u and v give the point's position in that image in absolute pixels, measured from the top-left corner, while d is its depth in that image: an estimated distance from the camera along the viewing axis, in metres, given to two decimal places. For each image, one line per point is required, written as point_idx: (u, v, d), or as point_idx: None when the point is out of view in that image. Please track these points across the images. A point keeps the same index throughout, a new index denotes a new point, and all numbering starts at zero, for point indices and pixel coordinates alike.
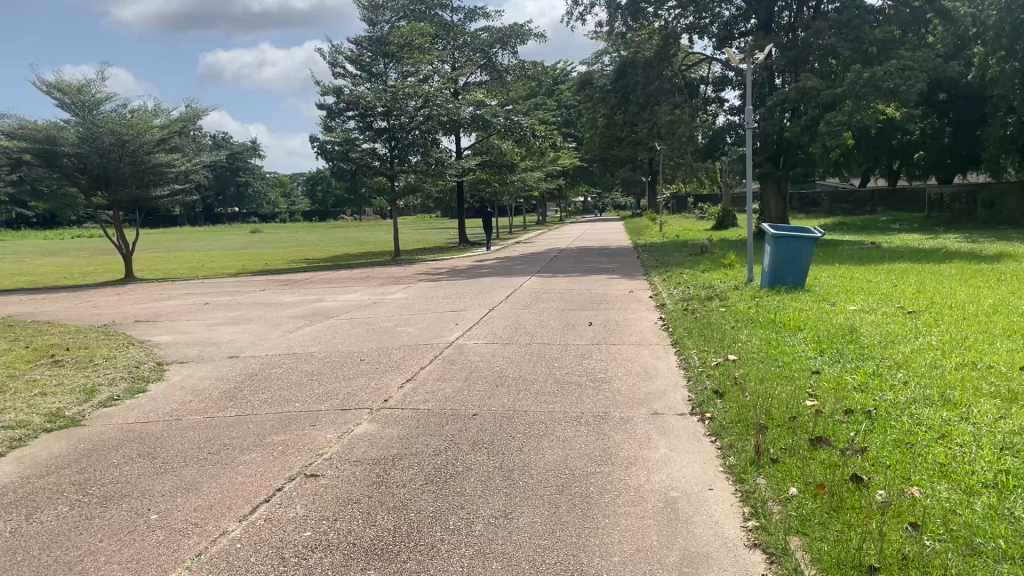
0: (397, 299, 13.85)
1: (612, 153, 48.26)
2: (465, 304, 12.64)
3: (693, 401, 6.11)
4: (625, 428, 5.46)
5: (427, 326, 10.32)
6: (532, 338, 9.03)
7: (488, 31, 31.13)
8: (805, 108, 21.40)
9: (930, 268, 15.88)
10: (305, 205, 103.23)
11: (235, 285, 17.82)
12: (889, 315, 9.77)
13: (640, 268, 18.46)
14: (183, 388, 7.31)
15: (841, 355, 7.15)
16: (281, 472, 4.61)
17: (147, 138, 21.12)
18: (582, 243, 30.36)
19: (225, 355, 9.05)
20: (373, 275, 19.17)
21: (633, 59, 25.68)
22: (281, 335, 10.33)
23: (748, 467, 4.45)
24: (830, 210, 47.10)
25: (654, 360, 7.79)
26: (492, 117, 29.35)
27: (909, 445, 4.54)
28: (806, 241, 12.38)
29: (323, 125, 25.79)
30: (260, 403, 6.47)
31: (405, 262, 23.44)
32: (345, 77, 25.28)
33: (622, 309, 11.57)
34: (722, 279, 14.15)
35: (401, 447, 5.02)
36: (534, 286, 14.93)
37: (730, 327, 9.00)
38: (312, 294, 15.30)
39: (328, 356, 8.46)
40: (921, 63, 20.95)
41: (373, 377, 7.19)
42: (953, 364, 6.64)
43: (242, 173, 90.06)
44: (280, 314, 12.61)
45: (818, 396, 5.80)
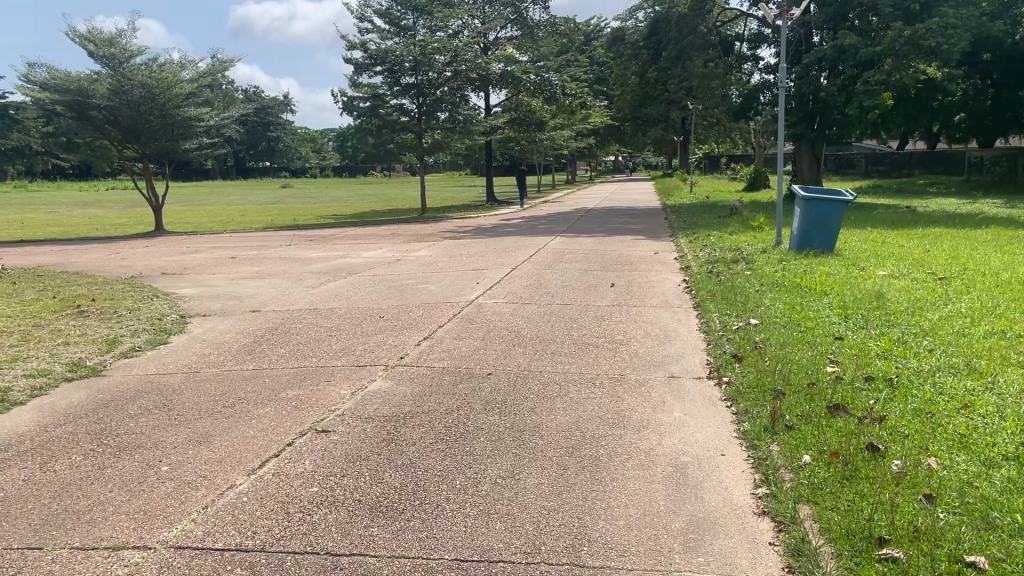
0: (421, 256, 13.80)
1: (644, 111, 47.54)
2: (488, 262, 12.56)
3: (711, 365, 6.04)
4: (639, 391, 5.41)
5: (448, 284, 10.28)
6: (552, 299, 8.97)
7: None
8: (842, 68, 20.93)
9: (965, 233, 15.52)
10: (335, 160, 103.37)
11: (262, 240, 17.87)
12: (918, 281, 9.52)
13: (668, 229, 18.24)
14: (204, 341, 7.38)
15: (866, 321, 6.99)
16: (292, 427, 4.62)
17: (177, 91, 21.10)
18: (611, 203, 30.07)
19: (248, 309, 9.10)
20: (399, 232, 19.14)
21: (666, 15, 25.11)
22: (304, 290, 10.37)
23: (762, 434, 4.37)
24: (866, 172, 46.14)
25: (674, 323, 7.69)
26: (523, 74, 29.15)
27: (931, 414, 4.44)
28: (838, 205, 12.08)
29: (350, 82, 25.58)
30: (279, 357, 6.52)
31: (431, 219, 23.38)
32: (372, 31, 24.97)
33: (646, 271, 11.43)
34: (750, 241, 13.91)
35: (413, 405, 5.01)
36: (560, 246, 14.81)
37: (754, 290, 8.85)
38: (337, 250, 15.31)
39: (348, 313, 8.47)
40: (966, 21, 20.42)
41: (390, 334, 7.17)
42: (981, 332, 6.48)
43: (274, 128, 90.07)
44: (305, 269, 12.62)
45: (839, 362, 5.71)
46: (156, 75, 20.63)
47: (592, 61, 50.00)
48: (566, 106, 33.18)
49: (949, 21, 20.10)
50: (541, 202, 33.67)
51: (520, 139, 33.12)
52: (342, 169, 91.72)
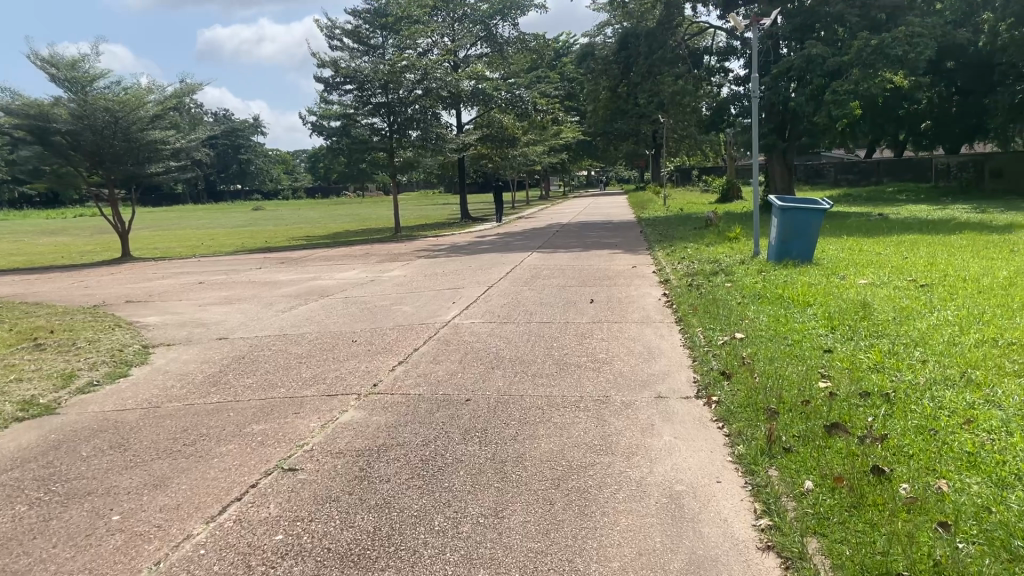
0: (394, 276, 13.50)
1: (616, 126, 47.73)
2: (464, 281, 12.29)
3: (699, 383, 5.79)
4: (626, 413, 5.15)
5: (423, 304, 10.00)
6: (530, 317, 8.70)
7: (489, 3, 30.48)
8: (811, 77, 21.01)
9: (940, 240, 15.48)
10: (307, 182, 102.84)
11: (231, 264, 17.45)
12: (899, 290, 9.38)
13: (644, 242, 18.11)
14: (166, 373, 7.01)
15: (853, 332, 6.79)
16: (257, 466, 4.30)
17: (141, 114, 20.70)
18: (585, 218, 29.95)
19: (214, 337, 8.75)
20: (372, 252, 18.82)
21: (635, 30, 25.20)
22: (273, 315, 10.02)
23: (759, 458, 4.12)
24: (835, 181, 46.55)
25: (658, 339, 7.43)
26: (493, 91, 29.10)
27: (934, 432, 4.21)
28: (815, 214, 11.92)
29: (319, 102, 25.30)
30: (244, 388, 6.18)
31: (404, 238, 23.07)
32: (341, 50, 24.69)
33: (625, 286, 11.20)
34: (727, 253, 13.76)
35: (387, 437, 4.70)
36: (536, 262, 14.57)
37: (736, 303, 8.64)
38: (309, 272, 14.99)
39: (318, 338, 8.14)
40: (931, 29, 20.66)
41: (363, 360, 6.86)
42: (972, 341, 6.29)
43: (244, 151, 89.56)
44: (275, 293, 12.25)
45: (831, 377, 5.49)
46: (119, 98, 20.21)
47: (562, 77, 50.22)
48: (538, 121, 33.13)
49: (913, 30, 20.35)
50: (516, 218, 33.50)
51: (493, 156, 32.98)
52: (313, 189, 91.26)
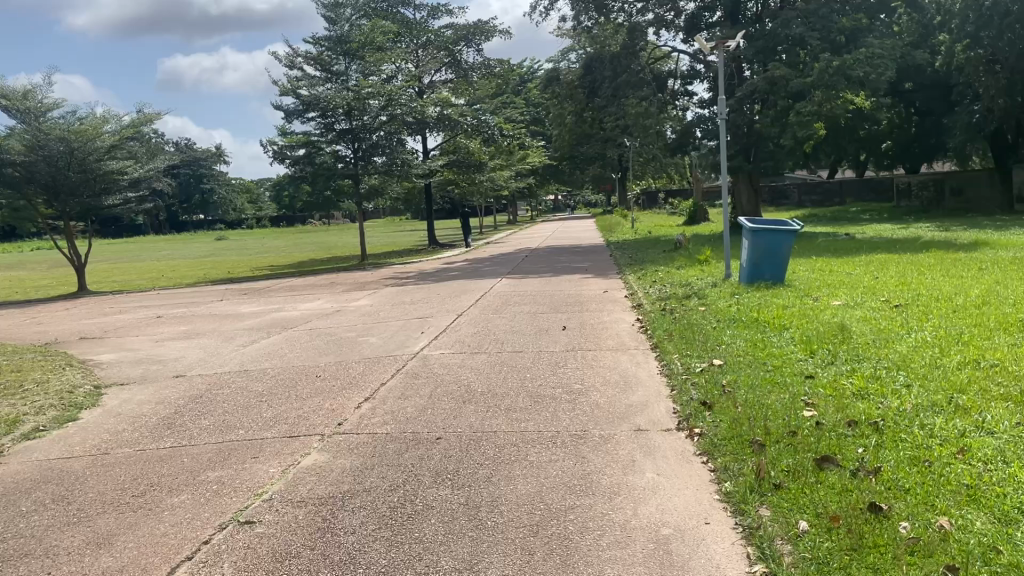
0: (361, 306, 13.16)
1: (581, 150, 47.91)
2: (433, 309, 12.01)
3: (679, 414, 5.56)
4: (606, 449, 4.90)
5: (391, 335, 9.69)
6: (502, 346, 8.44)
7: (453, 28, 30.22)
8: (774, 99, 21.15)
9: (909, 258, 15.54)
10: (271, 211, 101.94)
11: (192, 296, 16.99)
12: (874, 310, 9.28)
13: (614, 266, 17.97)
14: (118, 416, 6.63)
15: (833, 357, 6.62)
16: (211, 519, 3.98)
17: (98, 144, 20.22)
18: (554, 242, 29.83)
19: (171, 375, 8.36)
20: (338, 281, 18.46)
21: (600, 54, 25.28)
22: (234, 350, 9.65)
23: (748, 496, 3.90)
24: (799, 202, 47.07)
25: (634, 368, 7.20)
26: (459, 116, 29.00)
27: (927, 463, 4.01)
28: (785, 235, 11.89)
29: (282, 131, 24.97)
30: (200, 432, 5.83)
31: (371, 266, 22.72)
32: (302, 77, 24.37)
33: (597, 311, 11.00)
34: (698, 276, 13.65)
35: (352, 483, 4.40)
36: (506, 288, 14.34)
37: (712, 327, 8.46)
38: (273, 303, 14.60)
39: (281, 374, 7.81)
40: (890, 50, 20.95)
41: (327, 397, 6.54)
42: (954, 364, 6.15)
43: (207, 180, 88.59)
44: (236, 326, 11.87)
45: (815, 404, 5.29)
46: (75, 128, 19.74)
47: (527, 103, 50.41)
48: (504, 147, 33.08)
49: (873, 51, 20.62)
50: (485, 243, 33.30)
51: (460, 182, 32.82)
52: (278, 217, 90.45)
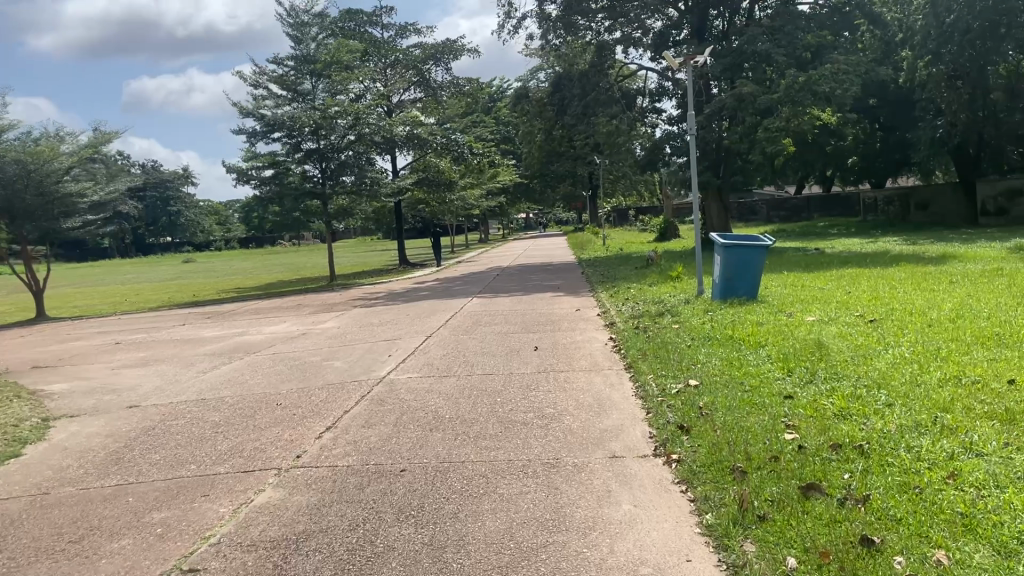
0: (328, 329, 12.82)
1: (552, 168, 47.93)
2: (402, 331, 11.72)
3: (655, 439, 5.32)
4: (580, 479, 4.64)
5: (357, 359, 9.38)
6: (472, 369, 8.17)
7: (421, 48, 30.10)
8: (742, 116, 21.18)
9: (879, 273, 15.51)
10: (240, 233, 100.89)
11: (154, 321, 16.52)
12: (850, 326, 9.14)
13: (586, 284, 17.78)
14: (64, 451, 6.27)
15: (811, 375, 6.43)
16: (151, 568, 3.67)
17: (56, 167, 19.71)
18: (526, 260, 29.63)
19: (125, 405, 7.98)
20: (305, 303, 18.08)
21: (568, 72, 25.26)
22: (194, 378, 9.29)
23: (731, 529, 3.66)
24: (768, 218, 47.40)
25: (608, 390, 6.96)
26: (428, 135, 28.78)
27: (917, 490, 3.80)
28: (757, 251, 11.76)
29: (247, 151, 24.56)
30: (149, 468, 5.50)
31: (340, 287, 22.35)
32: (267, 97, 24.03)
33: (569, 331, 10.78)
34: (672, 293, 13.49)
35: (308, 522, 4.10)
36: (477, 308, 14.09)
37: (686, 346, 8.26)
38: (237, 327, 14.19)
39: (240, 402, 7.48)
40: (855, 66, 21.09)
41: (287, 427, 6.23)
42: (935, 381, 5.97)
43: (174, 203, 87.59)
44: (197, 352, 11.48)
45: (796, 426, 5.07)
46: (32, 150, 19.23)
47: (498, 121, 50.41)
48: (474, 165, 32.89)
49: (838, 67, 20.74)
50: (456, 262, 33.02)
51: (430, 201, 32.54)
52: (247, 239, 89.50)
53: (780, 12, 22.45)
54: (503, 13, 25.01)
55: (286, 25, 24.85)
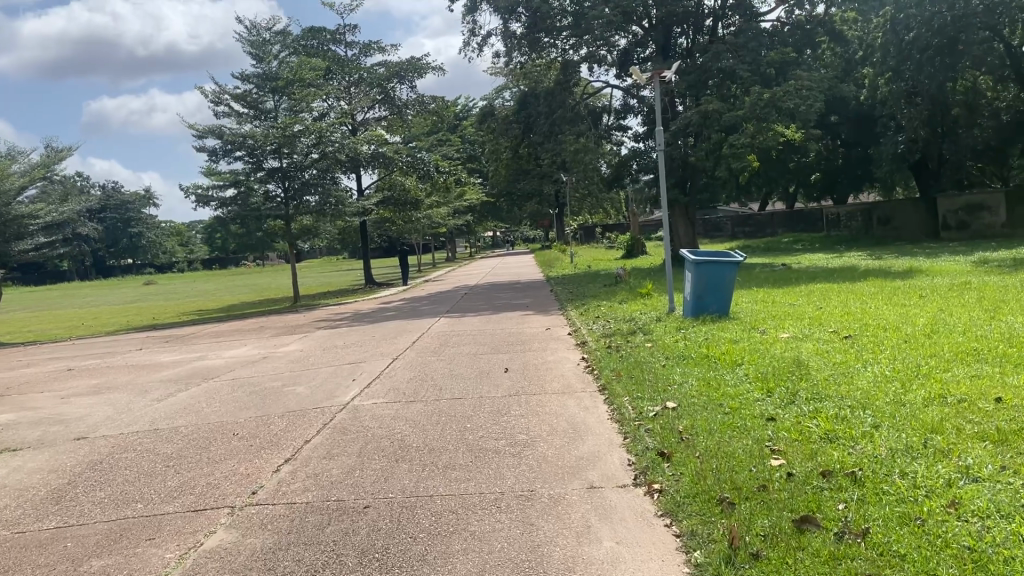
0: (290, 352, 12.41)
1: (518, 186, 47.85)
2: (367, 353, 11.34)
3: (635, 466, 5.04)
4: (556, 513, 4.34)
5: (320, 383, 9.00)
6: (439, 393, 7.84)
7: (385, 66, 29.84)
8: (708, 133, 21.19)
9: (848, 288, 15.48)
10: (203, 253, 99.41)
11: (110, 346, 15.92)
12: (825, 343, 8.98)
13: (556, 303, 17.53)
14: (1, 489, 5.83)
15: (792, 396, 6.21)
16: None
17: (7, 187, 19.04)
18: (494, 279, 29.36)
19: (71, 437, 7.53)
20: (268, 325, 17.61)
21: (534, 90, 25.21)
22: (147, 406, 8.84)
23: (723, 569, 3.39)
24: (733, 234, 47.73)
25: (582, 413, 6.67)
26: (394, 154, 28.51)
27: (918, 522, 3.56)
28: (728, 267, 11.59)
29: (208, 170, 24.03)
30: (92, 508, 5.10)
31: (304, 308, 21.88)
32: (228, 115, 23.56)
33: (540, 351, 10.49)
34: (642, 310, 13.28)
35: (261, 569, 3.76)
36: (445, 328, 13.76)
37: (661, 366, 8.01)
38: (196, 352, 13.69)
39: (195, 433, 7.08)
40: (818, 82, 21.16)
41: (243, 460, 5.86)
42: (919, 401, 5.78)
43: (135, 224, 86.16)
44: (153, 378, 11.00)
45: (782, 452, 4.83)
46: None
47: (464, 140, 50.28)
48: (440, 184, 32.62)
49: (802, 84, 20.85)
50: (423, 282, 32.61)
51: (395, 220, 32.16)
52: (210, 260, 88.20)
53: (743, 28, 22.60)
54: (468, 31, 24.87)
55: (248, 43, 24.45)
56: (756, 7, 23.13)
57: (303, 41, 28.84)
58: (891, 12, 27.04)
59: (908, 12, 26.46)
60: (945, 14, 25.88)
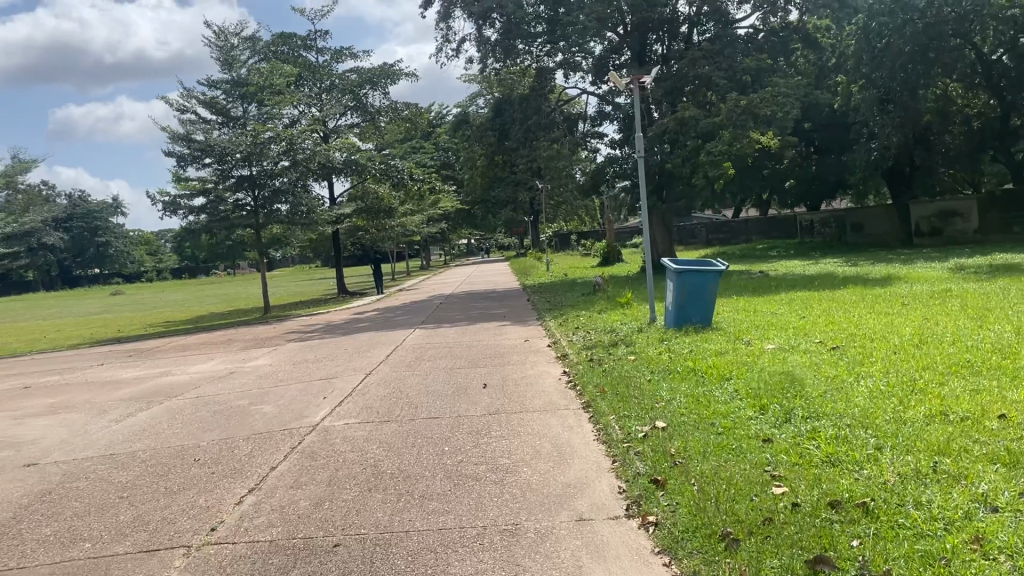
0: (258, 367, 11.92)
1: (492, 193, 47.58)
2: (338, 368, 10.92)
3: (626, 495, 4.69)
4: (545, 550, 3.99)
5: (289, 402, 8.56)
6: (415, 413, 7.43)
7: (357, 72, 29.41)
8: (684, 140, 21.03)
9: (829, 296, 15.30)
10: (172, 263, 97.96)
11: (70, 361, 15.28)
12: (813, 355, 8.71)
13: (533, 312, 17.20)
14: None
15: (786, 414, 5.91)
16: None
17: None
18: (469, 288, 28.96)
19: (19, 464, 7.03)
20: (236, 337, 17.07)
21: (509, 97, 24.95)
22: (105, 428, 8.35)
23: None
24: (707, 241, 47.77)
25: (566, 434, 6.32)
26: (367, 161, 28.06)
27: (944, 564, 3.26)
28: (710, 276, 11.26)
29: (175, 177, 23.41)
30: (34, 547, 4.66)
31: (274, 320, 21.33)
32: (196, 121, 22.96)
33: (519, 364, 10.13)
34: (622, 320, 12.95)
35: None
36: (419, 340, 13.36)
37: (646, 381, 7.68)
38: (160, 367, 13.14)
39: (153, 459, 6.64)
40: (794, 89, 21.31)
41: (204, 491, 5.45)
42: (920, 420, 5.50)
43: (102, 233, 84.60)
44: (113, 397, 10.47)
45: (783, 478, 4.52)
46: None
47: (437, 147, 49.88)
48: (414, 191, 32.16)
49: (777, 91, 20.78)
50: (396, 291, 32.16)
51: (368, 229, 31.64)
52: (179, 269, 86.88)
53: (718, 35, 22.51)
54: (441, 36, 24.52)
55: (215, 48, 23.90)
56: (730, 14, 22.98)
57: (274, 47, 28.26)
58: (863, 20, 27.13)
59: (880, 19, 26.45)
60: (916, 22, 26.07)
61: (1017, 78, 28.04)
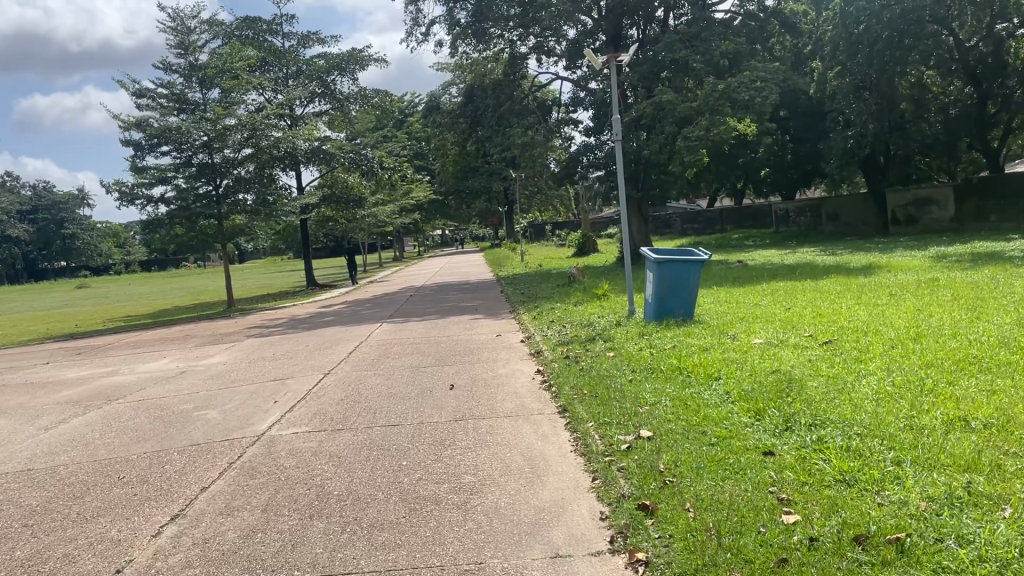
0: (212, 366, 11.13)
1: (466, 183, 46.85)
2: (295, 367, 10.16)
3: (610, 523, 4.01)
4: None
5: (236, 407, 7.80)
6: (373, 419, 6.70)
7: (325, 58, 28.49)
8: (661, 126, 20.35)
9: (813, 286, 14.72)
10: (141, 254, 96.03)
11: (14, 359, 14.35)
12: (806, 351, 8.06)
13: (506, 304, 16.50)
14: None
15: (786, 421, 5.27)
16: None
17: None
18: (443, 279, 28.17)
19: None
20: (195, 333, 16.20)
21: (481, 83, 24.12)
22: (30, 437, 7.55)
23: None
24: (682, 231, 47.38)
25: (540, 445, 5.61)
26: (336, 150, 27.18)
27: None
28: (693, 265, 10.59)
29: (132, 167, 22.38)
30: None
31: (237, 314, 20.44)
32: (152, 108, 21.90)
33: (490, 362, 9.41)
34: (600, 313, 12.29)
35: None
36: (386, 336, 12.60)
37: (628, 382, 7.01)
38: (108, 366, 12.28)
39: (72, 476, 5.87)
40: (772, 74, 20.72)
41: (119, 518, 4.69)
42: (941, 428, 4.86)
43: (68, 225, 82.74)
44: (49, 400, 9.64)
45: (792, 501, 3.87)
46: None
47: (410, 137, 48.95)
48: (384, 180, 31.21)
49: (756, 75, 20.14)
50: (368, 282, 31.35)
51: (338, 219, 30.64)
52: (148, 262, 85.20)
53: (696, 19, 21.73)
54: (411, 19, 23.64)
55: (171, 31, 22.85)
56: None
57: (236, 30, 27.10)
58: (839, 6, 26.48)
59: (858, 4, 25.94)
60: (894, 7, 25.56)
61: (994, 64, 27.67)
